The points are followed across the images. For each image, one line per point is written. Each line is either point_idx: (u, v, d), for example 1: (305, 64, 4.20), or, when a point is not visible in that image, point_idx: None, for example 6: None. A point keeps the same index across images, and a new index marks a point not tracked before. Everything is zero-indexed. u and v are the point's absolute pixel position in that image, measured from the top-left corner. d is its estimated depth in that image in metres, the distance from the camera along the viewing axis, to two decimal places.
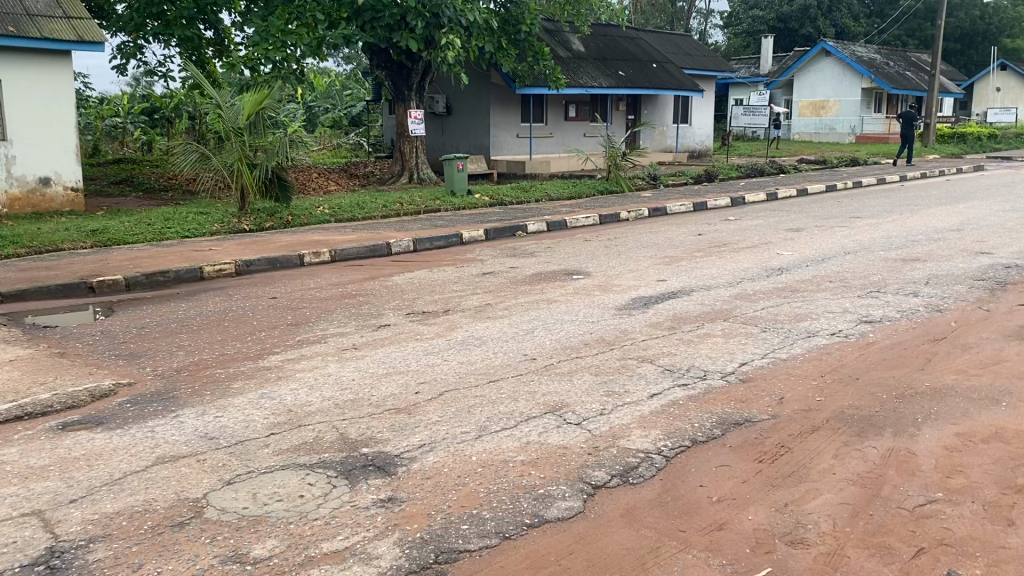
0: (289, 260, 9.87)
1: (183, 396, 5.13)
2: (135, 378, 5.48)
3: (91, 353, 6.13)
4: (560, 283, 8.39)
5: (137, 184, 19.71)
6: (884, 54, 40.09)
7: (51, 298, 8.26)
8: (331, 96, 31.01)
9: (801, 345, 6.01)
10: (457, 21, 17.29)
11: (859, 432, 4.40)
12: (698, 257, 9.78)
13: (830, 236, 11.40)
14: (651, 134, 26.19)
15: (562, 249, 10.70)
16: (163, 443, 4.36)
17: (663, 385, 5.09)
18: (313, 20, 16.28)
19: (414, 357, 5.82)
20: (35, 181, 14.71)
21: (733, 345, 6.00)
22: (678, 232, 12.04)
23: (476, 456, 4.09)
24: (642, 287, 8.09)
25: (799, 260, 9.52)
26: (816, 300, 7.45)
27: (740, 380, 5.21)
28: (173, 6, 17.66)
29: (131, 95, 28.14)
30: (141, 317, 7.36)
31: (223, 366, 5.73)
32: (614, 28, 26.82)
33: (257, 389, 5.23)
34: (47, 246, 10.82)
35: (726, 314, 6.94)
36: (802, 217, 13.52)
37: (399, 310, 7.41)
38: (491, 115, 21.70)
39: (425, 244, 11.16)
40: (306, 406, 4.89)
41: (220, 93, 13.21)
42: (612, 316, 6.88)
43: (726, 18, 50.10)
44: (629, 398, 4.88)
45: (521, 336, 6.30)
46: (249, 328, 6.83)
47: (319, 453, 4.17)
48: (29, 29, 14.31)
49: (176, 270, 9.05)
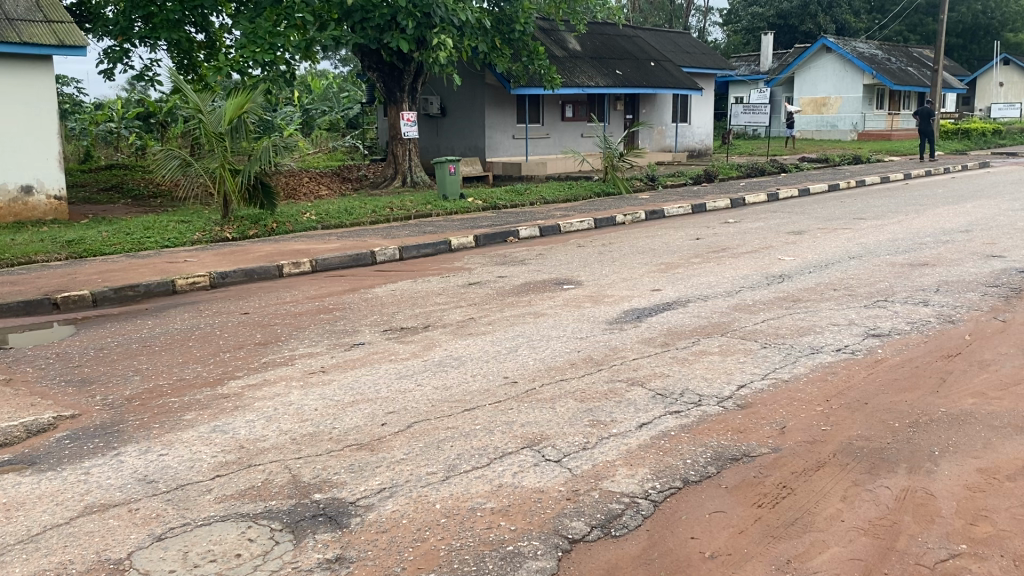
0: (267, 271, 9.44)
1: (129, 431, 4.68)
2: (81, 410, 5.03)
3: (39, 379, 5.69)
4: (549, 294, 7.95)
5: (126, 191, 19.29)
6: (886, 50, 39.66)
7: (13, 316, 7.83)
8: (328, 98, 30.54)
9: (804, 365, 5.55)
10: (450, 20, 16.80)
11: (869, 468, 3.95)
12: (695, 264, 9.35)
13: (833, 239, 10.94)
14: (650, 134, 25.72)
15: (554, 256, 10.27)
16: (94, 489, 3.92)
17: (653, 414, 4.64)
18: (302, 21, 15.97)
19: (385, 382, 5.37)
20: (17, 189, 14.30)
21: (731, 365, 5.53)
22: (676, 236, 11.60)
23: (440, 503, 3.64)
24: (635, 297, 7.63)
25: (802, 266, 9.09)
26: (819, 311, 7.01)
27: (738, 406, 4.76)
28: (160, 9, 17.16)
29: (126, 100, 27.77)
30: (102, 337, 6.92)
31: (178, 395, 5.28)
32: (612, 26, 26.34)
33: (212, 421, 4.78)
34: (19, 258, 10.43)
35: (724, 328, 6.48)
36: (804, 219, 13.05)
37: (377, 326, 6.96)
38: (486, 117, 21.26)
39: (412, 252, 10.73)
40: (260, 441, 4.45)
41: (201, 96, 12.77)
42: (602, 331, 6.43)
43: (726, 15, 49.67)
44: (615, 429, 4.42)
45: (502, 356, 5.86)
46: (213, 349, 6.38)
47: (265, 501, 3.74)
48: (10, 33, 13.89)
49: (147, 283, 8.60)
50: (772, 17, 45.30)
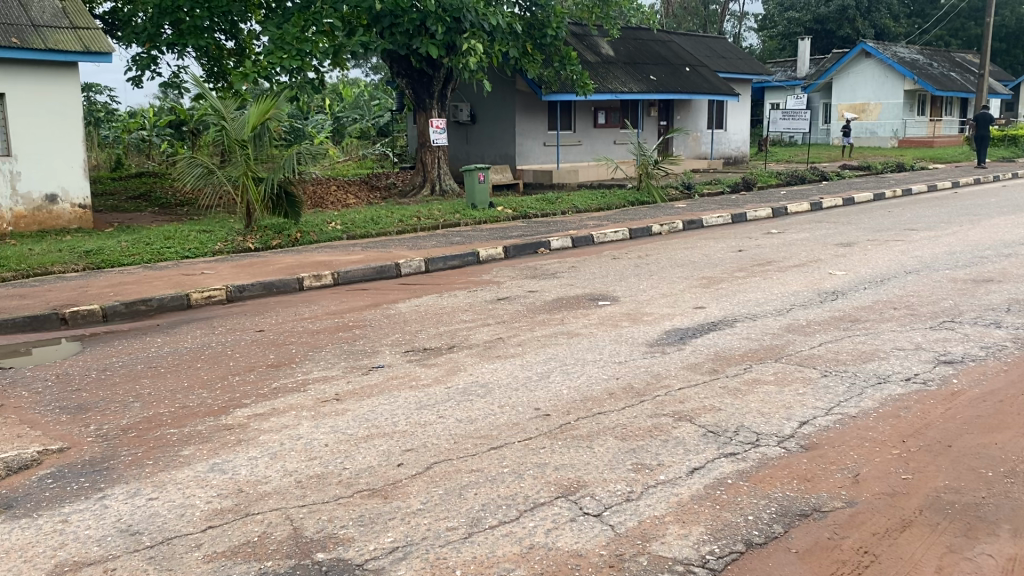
0: (287, 284, 9.02)
1: (118, 469, 4.21)
2: (70, 442, 4.59)
3: (33, 405, 5.28)
4: (584, 310, 7.43)
5: (154, 200, 19.04)
6: (927, 54, 38.62)
7: (18, 332, 7.44)
8: (359, 105, 30.22)
9: (872, 398, 4.95)
10: (480, 25, 16.38)
11: (964, 530, 3.37)
12: (739, 279, 8.76)
13: (885, 251, 10.29)
14: (685, 140, 25.07)
15: (587, 269, 9.71)
16: (68, 542, 3.45)
17: (705, 456, 4.10)
18: (330, 27, 15.58)
19: (404, 412, 4.87)
20: (42, 198, 14.04)
21: (789, 397, 4.96)
22: (716, 248, 11.00)
23: (460, 569, 3.13)
24: (676, 316, 7.05)
25: (856, 281, 8.48)
26: (881, 333, 6.40)
27: (802, 448, 4.21)
28: (188, 15, 16.86)
29: (157, 108, 27.67)
30: (107, 356, 6.50)
31: (178, 425, 4.82)
32: (646, 31, 25.73)
33: (211, 458, 4.30)
34: (36, 269, 10.13)
35: (778, 353, 5.90)
36: (852, 230, 12.36)
37: (398, 346, 6.46)
38: (517, 124, 20.79)
39: (438, 264, 10.24)
40: (261, 484, 3.96)
41: (224, 102, 12.39)
42: (642, 355, 5.88)
43: (761, 21, 48.77)
44: (663, 476, 3.87)
45: (534, 383, 5.32)
46: (221, 372, 5.92)
47: (260, 562, 3.24)
48: (34, 40, 13.65)
49: (160, 297, 8.19)
50: (808, 21, 44.30)
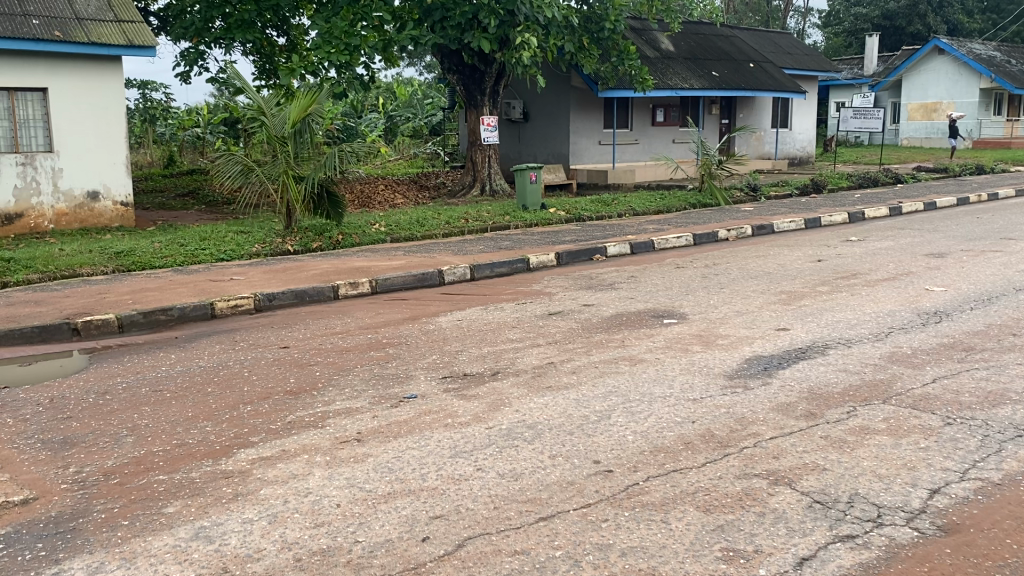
0: (321, 293, 8.29)
1: (85, 531, 3.45)
2: (41, 491, 3.86)
3: (13, 438, 4.58)
4: (648, 330, 6.54)
5: (202, 198, 18.56)
6: (1005, 51, 36.58)
7: (26, 343, 6.82)
8: (413, 104, 29.53)
9: (1015, 457, 3.95)
10: (535, 18, 15.45)
11: None
12: (824, 294, 7.76)
13: (984, 264, 9.17)
14: (747, 139, 23.88)
15: (649, 279, 8.80)
16: None
17: (816, 540, 3.19)
18: (380, 21, 14.79)
19: (434, 462, 4.03)
20: (83, 195, 13.57)
21: (911, 454, 3.99)
22: (792, 257, 9.98)
23: None
24: (756, 340, 6.10)
25: (959, 299, 7.42)
26: (1007, 367, 5.38)
27: (941, 531, 3.26)
28: (236, 10, 16.31)
29: (210, 105, 27.32)
30: (112, 375, 5.81)
31: (169, 471, 4.05)
32: (708, 25, 24.55)
33: (198, 520, 3.51)
34: (62, 271, 9.59)
35: (886, 391, 4.91)
36: (940, 237, 11.21)
37: (435, 371, 5.62)
38: (572, 121, 19.86)
39: (485, 272, 9.41)
40: (251, 562, 3.16)
41: (263, 96, 11.67)
42: (720, 390, 4.95)
43: (827, 18, 47.01)
44: (763, 572, 2.98)
45: (593, 426, 4.43)
46: (232, 400, 5.16)
47: None
48: (77, 33, 13.15)
49: (181, 306, 7.51)
50: (877, 17, 42.42)
